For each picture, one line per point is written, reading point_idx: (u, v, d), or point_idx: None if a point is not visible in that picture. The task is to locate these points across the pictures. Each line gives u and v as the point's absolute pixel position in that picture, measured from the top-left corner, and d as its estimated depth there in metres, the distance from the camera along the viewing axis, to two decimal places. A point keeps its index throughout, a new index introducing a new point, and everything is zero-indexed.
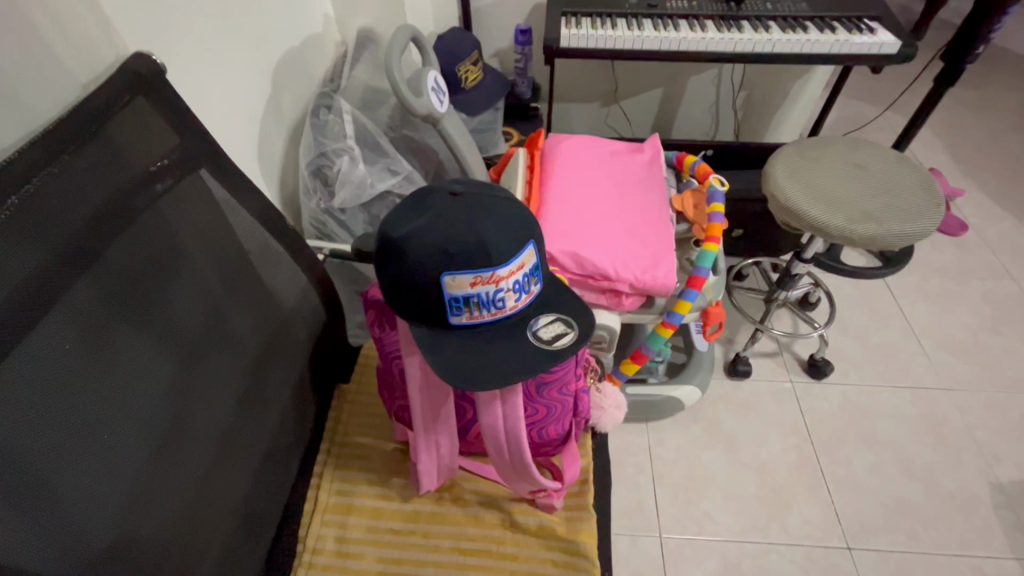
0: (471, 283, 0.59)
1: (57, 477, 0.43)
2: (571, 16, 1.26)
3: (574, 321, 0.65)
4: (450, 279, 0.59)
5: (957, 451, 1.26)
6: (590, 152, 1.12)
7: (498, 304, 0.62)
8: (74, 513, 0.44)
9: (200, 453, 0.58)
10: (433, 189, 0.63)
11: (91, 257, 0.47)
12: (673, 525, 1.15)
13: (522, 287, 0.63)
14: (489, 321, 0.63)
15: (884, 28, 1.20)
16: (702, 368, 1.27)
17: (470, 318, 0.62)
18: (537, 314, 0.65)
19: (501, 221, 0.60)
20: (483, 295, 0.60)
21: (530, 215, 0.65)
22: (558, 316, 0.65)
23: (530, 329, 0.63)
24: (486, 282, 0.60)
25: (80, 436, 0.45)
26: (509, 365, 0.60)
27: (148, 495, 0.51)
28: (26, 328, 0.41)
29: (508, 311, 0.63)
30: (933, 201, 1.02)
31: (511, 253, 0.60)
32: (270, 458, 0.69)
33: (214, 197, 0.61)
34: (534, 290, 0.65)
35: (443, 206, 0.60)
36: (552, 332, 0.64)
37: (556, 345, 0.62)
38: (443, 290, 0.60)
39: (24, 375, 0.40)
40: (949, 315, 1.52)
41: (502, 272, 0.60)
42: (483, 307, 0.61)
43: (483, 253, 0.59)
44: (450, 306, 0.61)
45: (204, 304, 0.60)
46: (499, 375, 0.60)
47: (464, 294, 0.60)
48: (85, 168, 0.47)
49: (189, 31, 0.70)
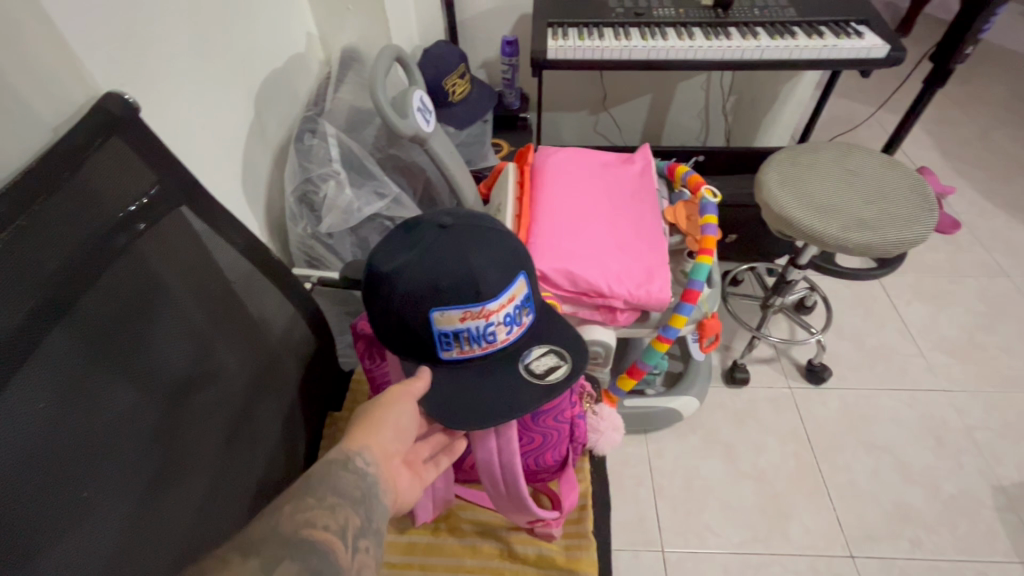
0: (460, 318, 0.58)
1: (38, 541, 0.40)
2: (557, 27, 1.25)
3: (567, 352, 0.64)
4: (439, 314, 0.58)
5: (957, 454, 1.25)
6: (580, 166, 1.12)
7: (489, 337, 0.61)
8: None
9: (188, 496, 0.56)
10: (422, 220, 0.62)
11: (66, 307, 0.45)
12: (674, 538, 1.14)
13: (513, 319, 0.62)
14: (480, 355, 0.62)
15: (873, 32, 1.19)
16: (699, 378, 1.26)
17: (461, 352, 0.61)
18: (528, 346, 0.64)
19: (490, 253, 0.60)
20: (473, 329, 0.59)
21: (519, 242, 0.65)
22: (550, 347, 0.64)
23: (522, 362, 0.63)
24: (476, 316, 0.59)
25: (59, 494, 0.42)
26: (504, 401, 0.60)
27: (136, 548, 0.49)
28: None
29: (498, 344, 0.62)
30: (927, 206, 1.01)
31: (501, 286, 0.60)
32: (263, 494, 0.67)
33: (195, 232, 0.60)
34: (525, 321, 0.64)
35: (432, 238, 0.59)
36: (545, 363, 0.63)
37: (549, 379, 0.62)
38: (432, 325, 0.59)
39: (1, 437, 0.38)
40: (944, 315, 1.52)
41: (491, 306, 0.59)
42: (473, 341, 0.60)
43: (472, 286, 0.58)
44: (439, 342, 0.60)
45: (187, 342, 0.58)
46: (495, 412, 0.59)
47: (454, 329, 0.59)
48: (56, 217, 0.45)
49: (169, 62, 0.69)
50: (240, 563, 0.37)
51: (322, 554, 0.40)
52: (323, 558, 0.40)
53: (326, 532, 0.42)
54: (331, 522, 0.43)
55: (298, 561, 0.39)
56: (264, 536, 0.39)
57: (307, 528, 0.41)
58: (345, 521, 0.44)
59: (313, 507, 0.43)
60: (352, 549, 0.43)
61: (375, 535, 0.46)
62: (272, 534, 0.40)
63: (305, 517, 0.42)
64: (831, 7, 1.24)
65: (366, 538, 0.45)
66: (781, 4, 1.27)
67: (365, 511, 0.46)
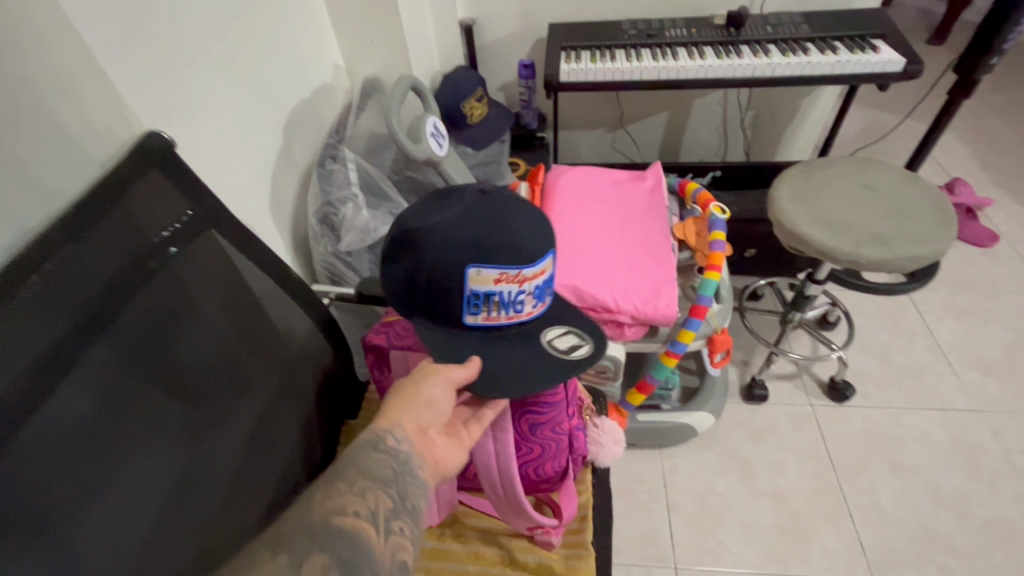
0: (496, 280, 0.61)
1: (76, 527, 0.46)
2: (570, 50, 1.29)
3: (587, 335, 0.68)
4: (475, 272, 0.61)
5: (992, 478, 1.20)
6: (595, 180, 1.15)
7: (517, 306, 0.64)
8: (91, 563, 0.47)
9: (211, 492, 0.61)
10: (459, 190, 0.67)
11: (106, 322, 0.51)
12: (688, 555, 1.13)
13: (541, 291, 0.66)
14: (504, 324, 0.65)
15: (889, 46, 1.18)
16: (715, 393, 1.25)
17: (486, 318, 0.64)
18: (550, 325, 0.68)
19: (528, 222, 0.64)
20: (504, 294, 0.63)
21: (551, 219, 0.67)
22: (570, 330, 0.68)
23: (546, 338, 0.66)
24: (511, 281, 0.62)
25: (94, 489, 0.48)
26: (523, 376, 0.62)
27: (161, 539, 0.54)
28: (44, 394, 0.45)
29: (523, 316, 0.66)
30: (946, 222, 0.98)
31: (538, 255, 0.63)
32: (280, 495, 0.72)
33: (223, 252, 0.67)
34: (547, 298, 0.68)
35: (476, 204, 0.63)
36: (565, 342, 0.66)
37: (573, 355, 0.65)
38: (466, 283, 0.62)
39: (46, 435, 0.44)
40: (979, 332, 1.46)
41: (529, 272, 0.63)
42: (501, 307, 0.64)
43: (512, 254, 0.61)
44: (468, 303, 0.63)
45: (214, 351, 0.64)
46: (508, 385, 0.61)
47: (486, 290, 0.62)
48: (100, 242, 0.51)
49: (204, 99, 0.76)
50: (271, 558, 0.41)
51: (349, 542, 0.44)
52: (352, 546, 0.43)
53: (356, 518, 0.46)
54: (361, 508, 0.47)
55: (324, 553, 0.42)
56: (293, 527, 0.44)
57: (335, 517, 0.45)
58: (374, 505, 0.48)
59: (344, 494, 0.47)
60: (383, 532, 0.47)
61: (411, 513, 0.50)
62: (301, 525, 0.44)
63: (335, 506, 0.46)
64: (846, 23, 1.24)
65: (399, 519, 0.49)
66: (795, 21, 1.27)
67: (397, 493, 0.50)
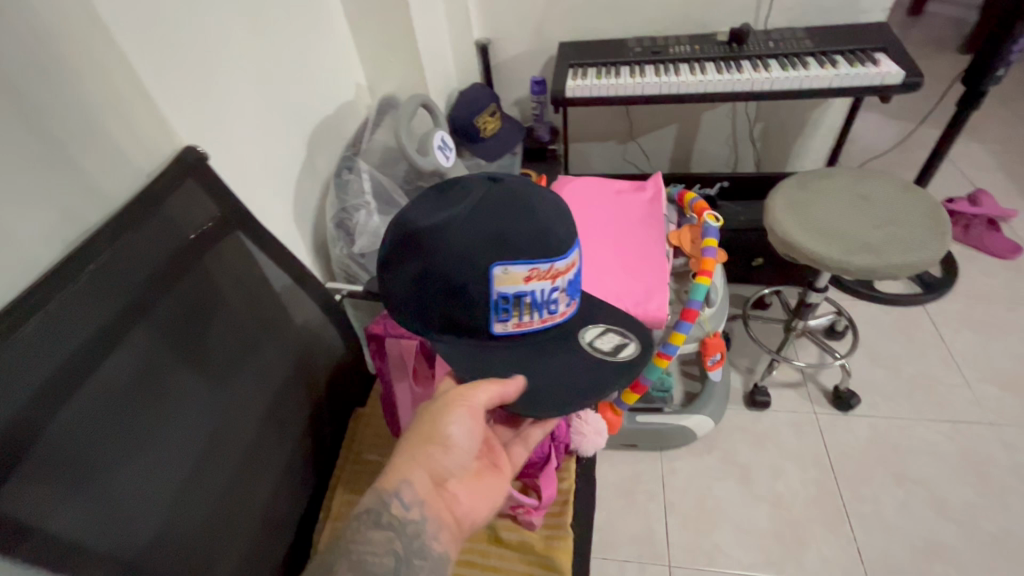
0: (524, 279, 0.65)
1: (118, 480, 0.55)
2: (577, 67, 1.37)
3: (624, 332, 0.74)
4: (503, 270, 0.63)
5: (1002, 493, 1.17)
6: (597, 192, 1.21)
7: (551, 304, 0.68)
8: (129, 511, 0.56)
9: (231, 462, 0.69)
10: (462, 183, 0.70)
11: (147, 309, 0.60)
12: (681, 555, 1.15)
13: (569, 286, 0.70)
14: (536, 328, 0.69)
15: (890, 59, 1.20)
16: (715, 398, 1.28)
17: (517, 325, 0.68)
18: (585, 326, 0.73)
19: (541, 209, 0.66)
20: (537, 292, 0.66)
21: (560, 203, 0.70)
22: (607, 328, 0.74)
23: (588, 341, 0.71)
24: (540, 278, 0.65)
25: (133, 452, 0.57)
26: (566, 382, 0.66)
27: (187, 500, 0.63)
28: (92, 370, 0.54)
29: (554, 317, 0.70)
30: (938, 231, 0.99)
31: (564, 249, 0.67)
32: (290, 472, 0.80)
33: (247, 251, 0.76)
34: (573, 294, 0.72)
35: (488, 195, 0.65)
36: (606, 341, 0.72)
37: (621, 355, 0.70)
38: (496, 283, 0.64)
39: (91, 407, 0.53)
40: (997, 344, 1.43)
41: (558, 265, 0.66)
42: (536, 306, 0.67)
43: (535, 247, 0.64)
44: (498, 308, 0.66)
45: (237, 338, 0.73)
46: (555, 397, 0.65)
47: (518, 290, 0.65)
48: (143, 240, 0.61)
49: (237, 117, 0.87)
50: None
51: None
52: None
53: None
54: None
55: None
56: None
57: None
58: None
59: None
60: None
61: None
62: None
63: None
64: (849, 37, 1.26)
65: None
66: (798, 36, 1.31)
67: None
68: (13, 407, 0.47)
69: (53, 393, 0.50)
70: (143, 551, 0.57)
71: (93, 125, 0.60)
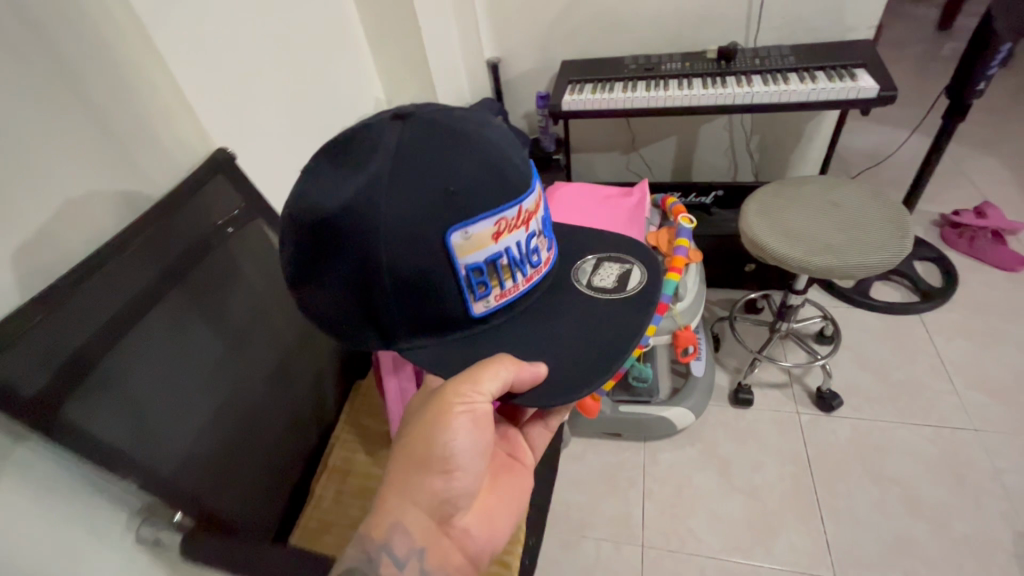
0: (494, 238, 0.57)
1: (152, 405, 0.68)
2: (575, 83, 1.49)
3: (619, 261, 0.72)
4: (464, 235, 0.55)
5: (979, 496, 1.20)
6: (587, 197, 1.32)
7: (529, 258, 0.61)
8: (160, 433, 0.69)
9: (241, 408, 0.82)
10: (360, 135, 0.59)
11: (182, 273, 0.75)
12: (655, 537, 1.22)
13: (541, 230, 0.64)
14: (522, 290, 0.62)
15: (869, 74, 1.26)
16: (697, 394, 1.35)
17: (501, 296, 0.60)
18: (577, 269, 0.70)
19: (470, 147, 0.57)
20: (512, 250, 0.59)
21: (485, 129, 0.60)
22: (602, 262, 0.71)
23: (593, 284, 0.68)
24: (509, 229, 0.58)
25: (161, 387, 0.70)
26: (586, 345, 0.61)
27: (204, 435, 0.75)
28: (138, 317, 0.68)
29: (539, 270, 0.64)
30: (898, 235, 1.06)
31: (523, 188, 0.59)
32: (293, 426, 0.93)
33: (267, 235, 0.91)
34: (548, 240, 0.66)
35: (404, 140, 0.56)
36: (601, 272, 0.70)
37: (632, 286, 0.68)
38: (460, 251, 0.56)
39: (134, 345, 0.67)
40: (991, 354, 1.44)
41: (526, 204, 0.59)
42: (516, 265, 0.60)
43: (493, 195, 0.57)
44: (473, 283, 0.57)
45: (252, 306, 0.88)
46: (583, 376, 0.59)
47: (492, 253, 0.57)
48: (183, 219, 0.77)
49: (269, 125, 1.04)
50: None
51: None
52: None
53: None
54: None
55: None
56: None
57: None
58: None
59: None
60: None
61: None
62: None
63: None
64: (832, 55, 1.34)
65: None
66: (783, 53, 1.40)
67: None
68: (84, 337, 0.61)
69: (110, 329, 0.64)
70: (172, 468, 0.69)
71: (155, 126, 0.77)
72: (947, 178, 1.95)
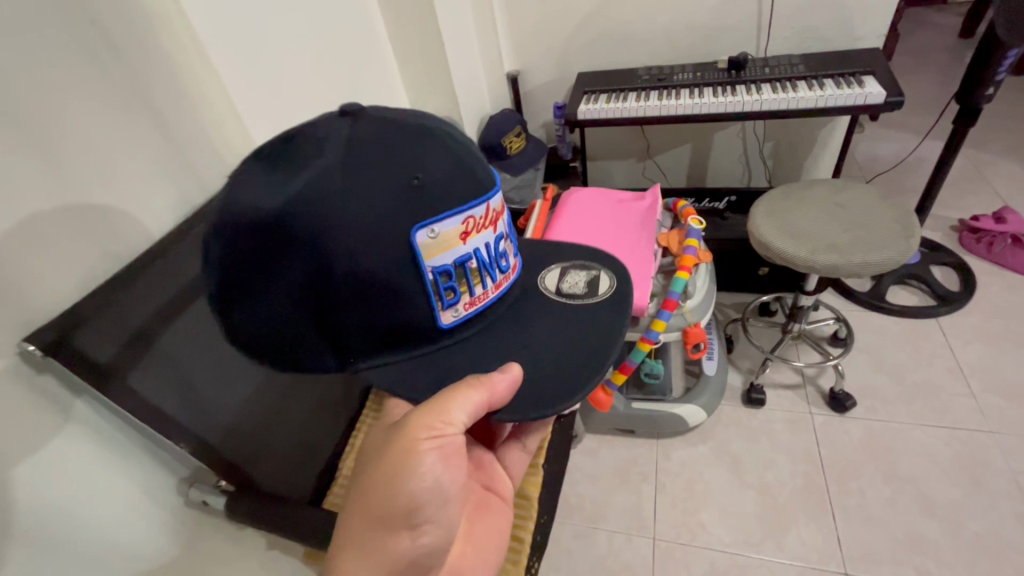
0: (462, 238, 0.58)
1: (201, 381, 0.76)
2: (590, 94, 1.56)
3: (585, 269, 0.74)
4: (431, 233, 0.56)
5: (994, 496, 1.20)
6: (600, 202, 1.38)
7: (497, 263, 0.63)
8: (206, 408, 0.76)
9: (278, 388, 0.89)
10: (304, 131, 0.57)
11: None
12: (667, 530, 1.25)
13: (508, 236, 0.66)
14: (492, 298, 0.64)
15: (876, 81, 1.30)
16: (709, 391, 1.38)
17: (470, 304, 0.61)
18: (538, 280, 0.71)
19: (430, 145, 0.57)
20: (480, 252, 0.61)
21: (442, 126, 0.61)
22: (564, 268, 0.73)
23: (568, 292, 0.70)
24: (477, 229, 0.60)
25: (208, 367, 0.77)
26: (560, 355, 0.63)
27: (244, 412, 0.82)
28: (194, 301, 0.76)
29: (509, 275, 0.66)
30: (904, 235, 1.09)
31: (491, 187, 0.62)
32: (324, 407, 1.00)
33: None
34: (514, 247, 0.69)
35: (356, 136, 0.55)
36: (569, 279, 0.72)
37: (604, 291, 0.71)
38: (423, 252, 0.56)
39: (188, 326, 0.75)
40: (1010, 357, 1.43)
41: (495, 202, 0.62)
42: (483, 266, 0.61)
43: (461, 192, 0.58)
44: (441, 289, 0.58)
45: None
46: (559, 381, 0.60)
47: (461, 254, 0.59)
48: None
49: None
50: None
51: None
52: None
53: None
54: None
55: None
56: None
57: None
58: None
59: None
60: None
61: None
62: None
63: None
64: (841, 64, 1.38)
65: None
66: (793, 62, 1.44)
67: None
68: (148, 316, 0.69)
69: (170, 311, 0.72)
70: (216, 438, 0.77)
71: (211, 133, 0.86)
72: (967, 183, 1.96)
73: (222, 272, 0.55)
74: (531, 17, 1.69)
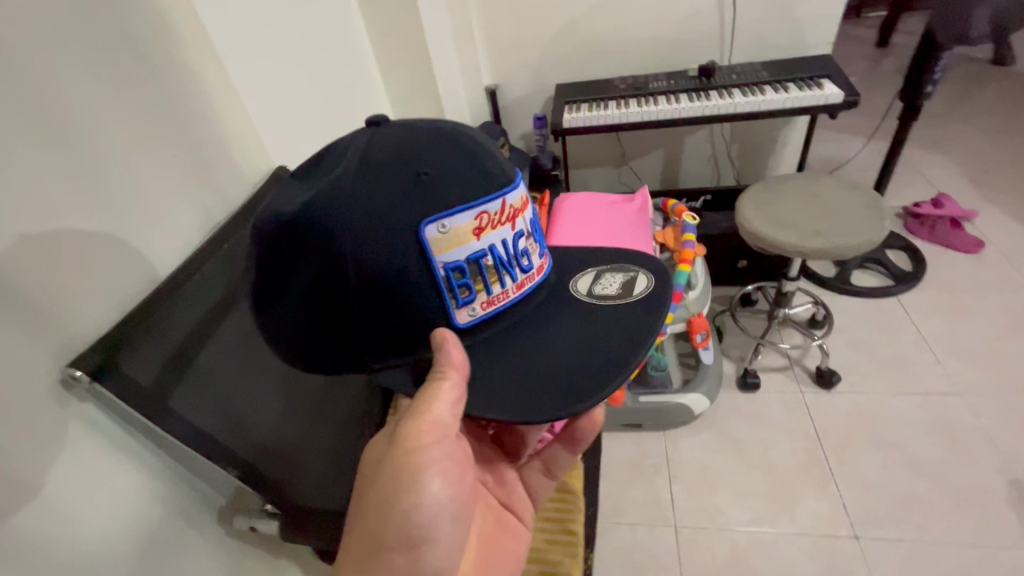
0: (475, 234, 0.56)
1: (236, 400, 0.73)
2: (571, 104, 1.62)
3: (619, 273, 0.72)
4: (441, 227, 0.54)
5: (971, 451, 1.31)
6: (593, 204, 1.43)
7: (517, 261, 0.60)
8: (243, 428, 0.72)
9: (303, 407, 0.85)
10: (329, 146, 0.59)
11: None
12: (685, 516, 1.29)
13: (534, 234, 0.63)
14: (511, 299, 0.60)
15: (833, 83, 1.44)
16: (709, 379, 1.44)
17: (487, 303, 0.58)
18: (574, 284, 0.70)
19: (442, 144, 0.57)
20: (496, 249, 0.57)
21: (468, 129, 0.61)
22: (602, 273, 0.72)
23: (603, 296, 0.67)
24: (492, 225, 0.57)
25: (240, 386, 0.74)
26: (576, 362, 0.59)
27: (277, 430, 0.78)
28: (224, 318, 0.73)
29: (531, 276, 0.63)
30: (878, 218, 1.20)
31: (511, 182, 0.60)
32: (351, 422, 0.96)
33: None
34: (540, 248, 0.65)
35: (374, 142, 0.56)
36: (603, 283, 0.70)
37: (637, 294, 0.69)
38: (432, 248, 0.54)
39: (224, 344, 0.72)
40: (965, 326, 1.59)
41: (511, 199, 0.58)
42: (498, 261, 0.58)
43: (475, 185, 0.56)
44: (455, 287, 0.56)
45: None
46: (568, 391, 0.56)
47: (474, 251, 0.56)
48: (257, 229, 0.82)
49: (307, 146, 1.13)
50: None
51: None
52: None
53: None
54: None
55: None
56: None
57: None
58: None
59: None
60: None
61: None
62: None
63: None
64: (800, 70, 1.52)
65: None
66: (756, 69, 1.57)
67: None
68: (186, 334, 0.66)
69: (206, 329, 0.69)
70: (255, 459, 0.72)
71: (229, 147, 0.84)
72: (905, 175, 2.16)
73: (260, 278, 0.57)
74: (507, 35, 1.75)
